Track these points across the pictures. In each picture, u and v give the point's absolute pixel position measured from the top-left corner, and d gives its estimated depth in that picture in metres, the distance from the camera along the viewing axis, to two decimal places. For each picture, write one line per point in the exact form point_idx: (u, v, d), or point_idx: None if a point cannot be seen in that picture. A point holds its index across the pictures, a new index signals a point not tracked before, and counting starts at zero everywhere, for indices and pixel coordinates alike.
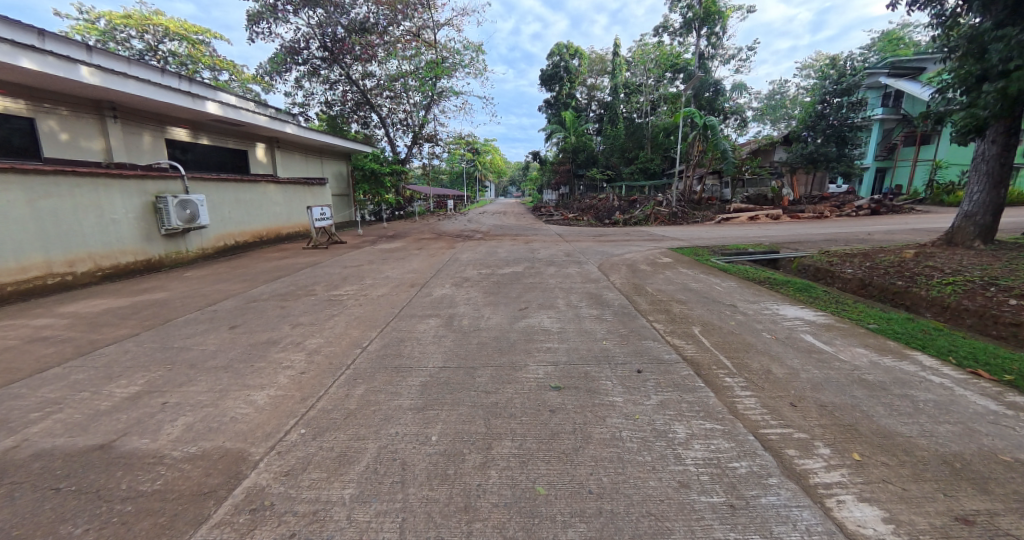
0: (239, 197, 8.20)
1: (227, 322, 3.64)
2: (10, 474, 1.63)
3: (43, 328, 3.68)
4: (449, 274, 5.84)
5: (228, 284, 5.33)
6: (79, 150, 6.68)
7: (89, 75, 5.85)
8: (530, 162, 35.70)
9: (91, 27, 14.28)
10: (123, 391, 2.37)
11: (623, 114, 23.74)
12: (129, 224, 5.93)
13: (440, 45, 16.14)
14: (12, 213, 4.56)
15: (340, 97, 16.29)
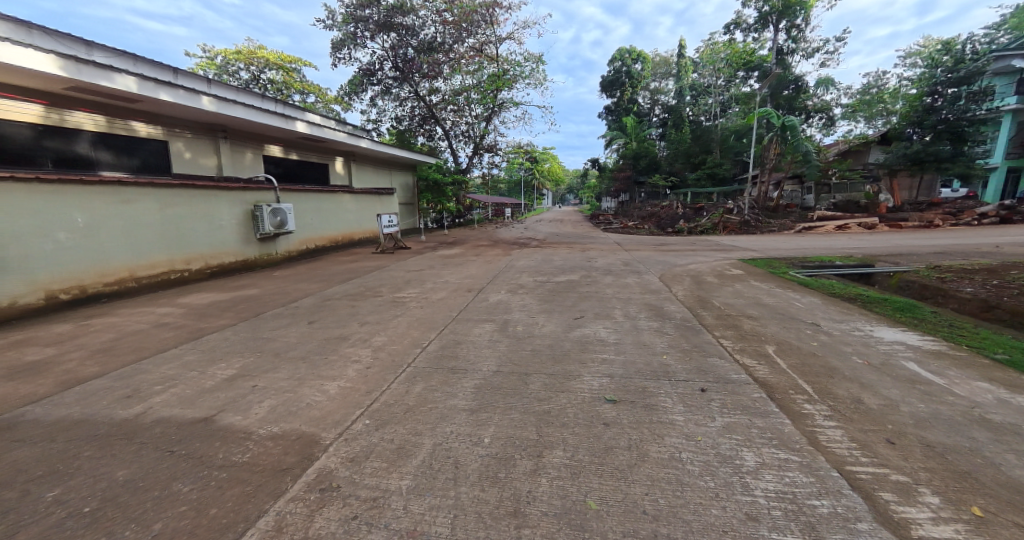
0: (319, 206, 9.04)
1: (306, 318, 4.04)
2: (138, 436, 1.96)
3: (165, 315, 4.36)
4: (505, 280, 5.94)
5: (307, 283, 5.89)
6: (197, 167, 7.85)
7: (208, 103, 6.85)
8: (588, 170, 35.35)
9: (210, 63, 16.81)
10: (222, 373, 2.72)
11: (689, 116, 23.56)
12: (231, 230, 6.80)
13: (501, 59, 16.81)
14: (146, 220, 5.49)
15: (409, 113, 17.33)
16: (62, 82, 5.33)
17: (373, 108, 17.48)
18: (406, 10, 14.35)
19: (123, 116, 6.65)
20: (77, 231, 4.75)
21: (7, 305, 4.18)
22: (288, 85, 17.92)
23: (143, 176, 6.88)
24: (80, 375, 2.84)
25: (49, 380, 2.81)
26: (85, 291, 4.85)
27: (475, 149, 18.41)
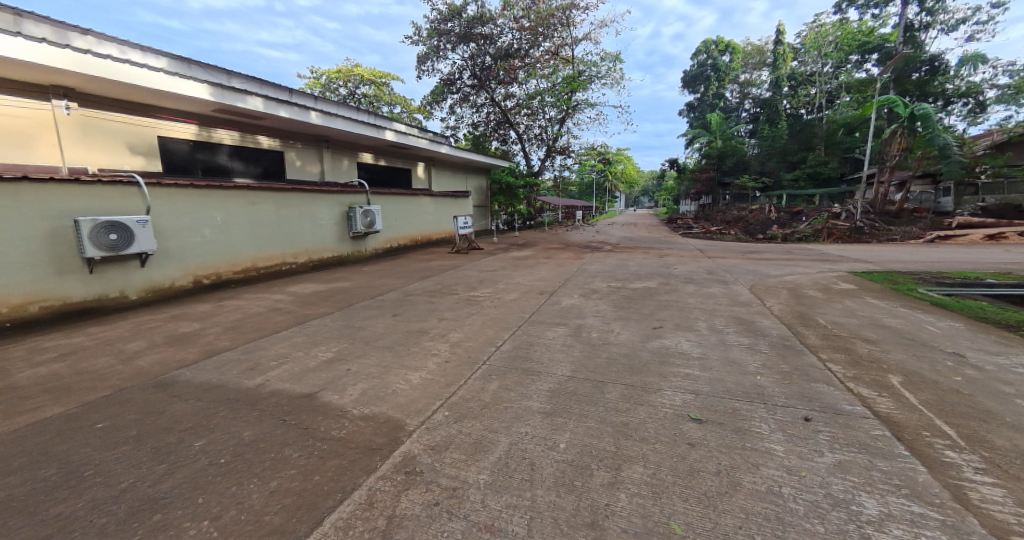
0: (403, 208, 9.75)
1: (391, 310, 4.37)
2: (258, 405, 2.28)
3: (279, 301, 5.04)
4: (578, 284, 5.84)
5: (392, 279, 6.37)
6: (305, 173, 8.97)
7: (316, 118, 7.79)
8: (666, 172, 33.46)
9: (317, 82, 19.09)
10: (323, 355, 3.07)
11: (785, 109, 21.24)
12: (330, 228, 7.63)
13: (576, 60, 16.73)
14: (266, 218, 6.42)
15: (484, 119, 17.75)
16: (210, 104, 6.44)
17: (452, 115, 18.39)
18: (486, 20, 14.93)
19: (251, 131, 7.85)
20: (217, 227, 5.73)
21: (167, 285, 5.21)
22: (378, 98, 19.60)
23: (264, 181, 8.03)
24: (217, 347, 3.41)
25: (195, 349, 3.41)
26: (220, 277, 5.83)
27: (548, 152, 18.45)
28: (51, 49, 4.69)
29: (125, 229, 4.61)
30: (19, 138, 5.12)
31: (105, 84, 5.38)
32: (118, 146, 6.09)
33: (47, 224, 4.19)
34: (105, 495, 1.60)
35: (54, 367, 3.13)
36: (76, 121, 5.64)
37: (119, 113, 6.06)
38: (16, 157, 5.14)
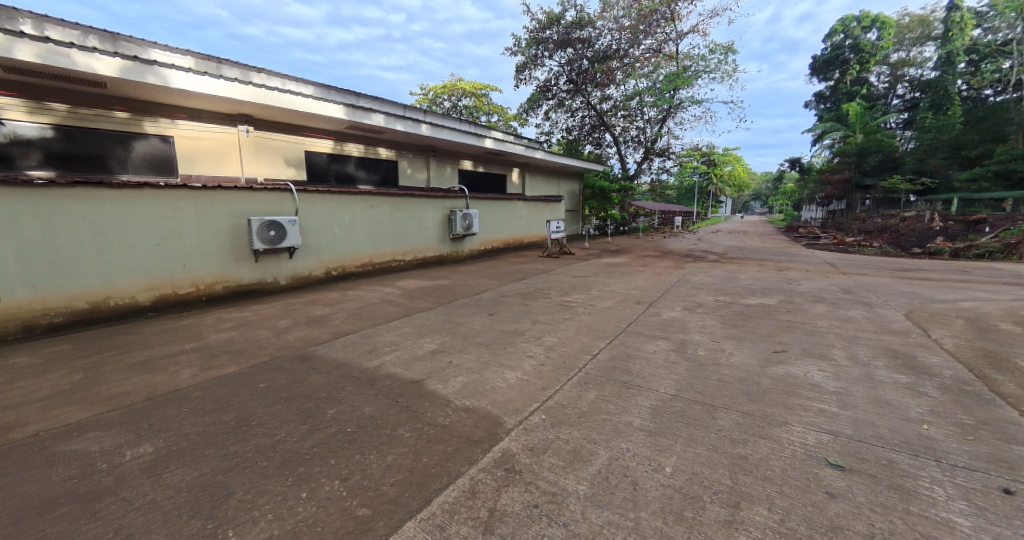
0: (499, 212, 10.13)
1: (488, 310, 4.56)
2: (376, 385, 2.58)
3: (391, 294, 5.64)
4: (679, 296, 5.40)
5: (488, 279, 6.65)
6: (414, 180, 9.89)
7: (426, 129, 8.55)
8: (785, 173, 29.30)
9: (425, 98, 21.00)
10: (428, 346, 3.34)
11: (958, 90, 17.21)
12: (434, 230, 8.29)
13: (680, 55, 15.63)
14: (382, 220, 7.22)
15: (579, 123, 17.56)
16: (344, 122, 7.50)
17: (547, 121, 18.57)
18: (584, 24, 14.79)
19: (373, 144, 8.93)
20: (344, 227, 6.64)
21: (306, 275, 6.20)
22: (478, 108, 20.69)
23: (381, 187, 9.07)
24: (343, 330, 3.94)
25: (327, 330, 4.00)
26: (345, 270, 6.74)
27: (645, 154, 17.53)
28: (238, 85, 5.94)
29: (281, 227, 5.62)
30: (217, 153, 6.72)
31: (272, 109, 6.63)
32: (278, 160, 7.45)
33: (230, 221, 5.32)
34: (267, 443, 1.96)
35: (231, 334, 3.95)
36: (253, 141, 7.10)
37: (280, 133, 7.42)
38: (213, 169, 6.69)
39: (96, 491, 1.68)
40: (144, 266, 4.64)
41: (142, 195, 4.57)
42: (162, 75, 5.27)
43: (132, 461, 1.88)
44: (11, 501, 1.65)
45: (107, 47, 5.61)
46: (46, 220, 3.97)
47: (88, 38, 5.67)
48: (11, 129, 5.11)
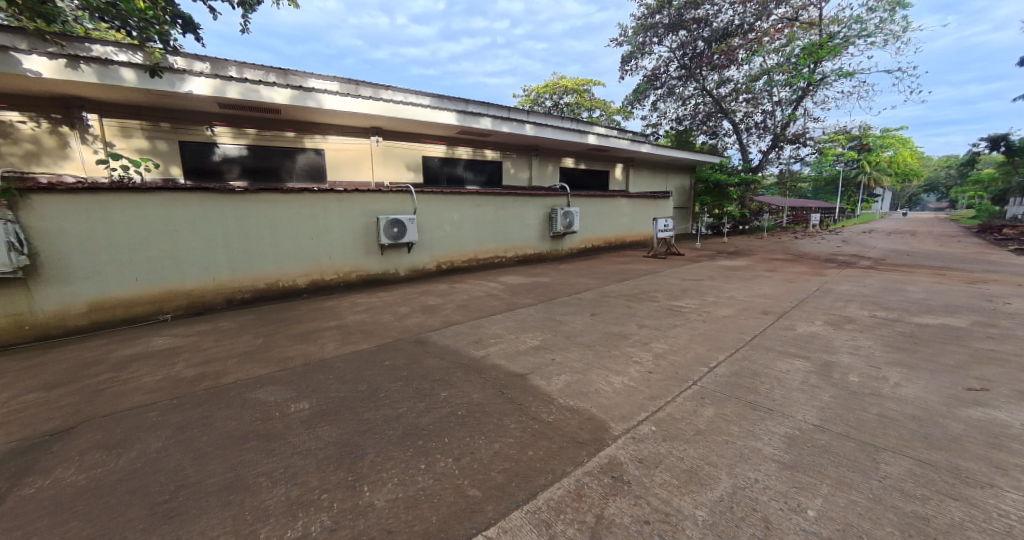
0: (601, 210, 9.82)
1: (590, 310, 4.45)
2: (483, 374, 2.72)
3: (495, 289, 5.91)
4: (820, 307, 4.56)
5: (589, 278, 6.51)
6: (517, 179, 10.19)
7: (530, 129, 8.73)
8: (982, 155, 22.59)
9: (527, 99, 21.40)
10: (531, 341, 3.41)
11: None
12: (535, 228, 8.43)
13: (825, 21, 13.14)
14: (487, 218, 7.60)
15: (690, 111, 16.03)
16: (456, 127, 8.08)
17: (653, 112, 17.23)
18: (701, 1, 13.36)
19: (481, 147, 9.44)
20: (454, 224, 7.17)
21: (422, 267, 6.87)
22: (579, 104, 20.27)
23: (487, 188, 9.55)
24: (453, 320, 4.26)
25: (439, 318, 4.37)
26: (454, 264, 7.28)
27: (773, 142, 15.23)
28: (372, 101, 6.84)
29: (402, 224, 6.32)
30: (354, 161, 7.86)
31: (398, 120, 7.48)
32: (401, 165, 8.37)
33: (364, 219, 6.16)
34: (392, 415, 2.22)
35: (363, 316, 4.59)
36: (382, 151, 8.10)
37: (403, 142, 8.32)
38: (351, 175, 7.84)
39: (272, 433, 2.11)
40: (301, 257, 5.67)
41: (302, 197, 5.58)
42: (318, 99, 6.36)
43: (295, 414, 2.32)
44: (222, 431, 2.18)
45: (280, 81, 6.95)
46: (241, 218, 5.16)
47: (266, 75, 7.09)
48: (222, 149, 6.73)
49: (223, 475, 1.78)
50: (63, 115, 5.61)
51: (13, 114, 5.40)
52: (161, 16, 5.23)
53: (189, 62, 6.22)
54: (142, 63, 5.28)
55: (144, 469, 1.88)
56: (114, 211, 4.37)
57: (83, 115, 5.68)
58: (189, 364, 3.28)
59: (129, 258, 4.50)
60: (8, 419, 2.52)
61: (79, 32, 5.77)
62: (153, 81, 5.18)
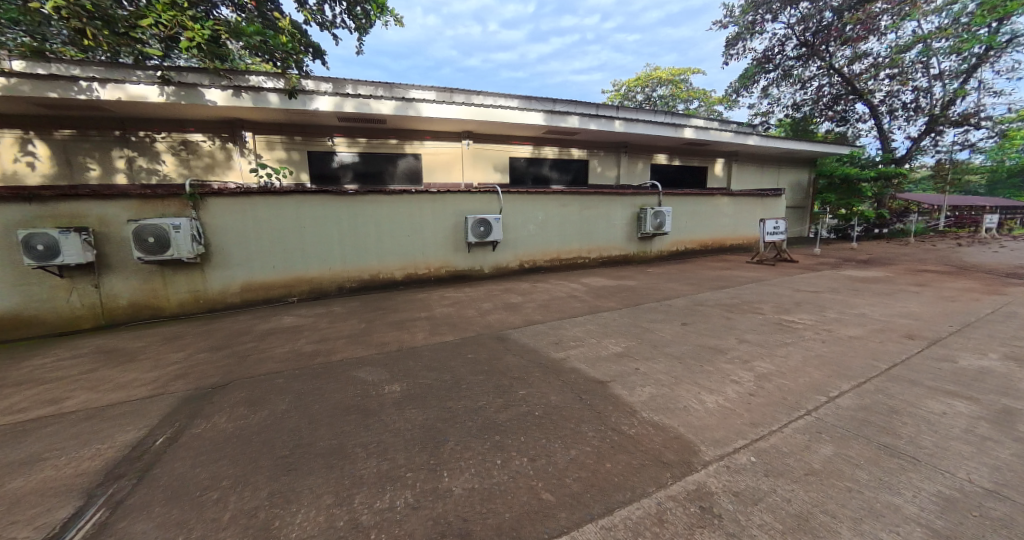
0: (698, 210, 9.00)
1: (680, 318, 4.12)
2: (562, 377, 2.69)
3: (577, 290, 5.81)
4: (994, 335, 3.59)
5: (680, 284, 6.04)
6: (604, 178, 9.88)
7: (619, 126, 8.40)
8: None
9: (617, 94, 20.62)
10: (613, 348, 3.28)
11: None
12: (622, 228, 8.07)
13: None
14: (571, 218, 7.50)
15: (811, 96, 13.90)
16: (543, 127, 8.12)
17: (764, 99, 15.30)
18: None
19: (567, 146, 9.35)
20: (538, 224, 7.22)
21: (505, 266, 7.06)
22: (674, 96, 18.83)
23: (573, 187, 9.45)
24: (534, 319, 4.30)
25: (520, 316, 4.44)
26: (536, 263, 7.34)
27: (928, 126, 12.46)
28: (465, 107, 7.20)
29: (489, 224, 6.55)
30: (447, 164, 8.37)
31: (488, 124, 7.77)
32: (489, 166, 8.69)
33: (454, 218, 6.53)
34: (473, 407, 2.32)
35: (450, 310, 4.87)
36: (473, 153, 8.50)
37: (493, 144, 8.63)
38: (444, 177, 8.37)
39: (369, 410, 2.35)
40: (399, 252, 6.22)
41: (402, 198, 6.12)
42: (417, 108, 6.90)
43: (389, 395, 2.55)
44: (330, 402, 2.49)
45: (386, 94, 7.69)
46: (352, 217, 5.85)
47: (375, 90, 7.92)
48: (339, 157, 7.70)
49: (329, 440, 2.04)
50: (229, 134, 6.96)
51: (198, 135, 6.87)
52: (297, 46, 6.16)
53: (317, 84, 7.24)
54: (283, 88, 6.28)
55: (271, 426, 2.24)
56: (259, 210, 5.33)
57: (242, 133, 6.94)
58: (308, 341, 3.82)
59: (268, 249, 5.43)
60: (185, 371, 3.22)
61: (242, 67, 7.10)
62: (290, 101, 6.13)
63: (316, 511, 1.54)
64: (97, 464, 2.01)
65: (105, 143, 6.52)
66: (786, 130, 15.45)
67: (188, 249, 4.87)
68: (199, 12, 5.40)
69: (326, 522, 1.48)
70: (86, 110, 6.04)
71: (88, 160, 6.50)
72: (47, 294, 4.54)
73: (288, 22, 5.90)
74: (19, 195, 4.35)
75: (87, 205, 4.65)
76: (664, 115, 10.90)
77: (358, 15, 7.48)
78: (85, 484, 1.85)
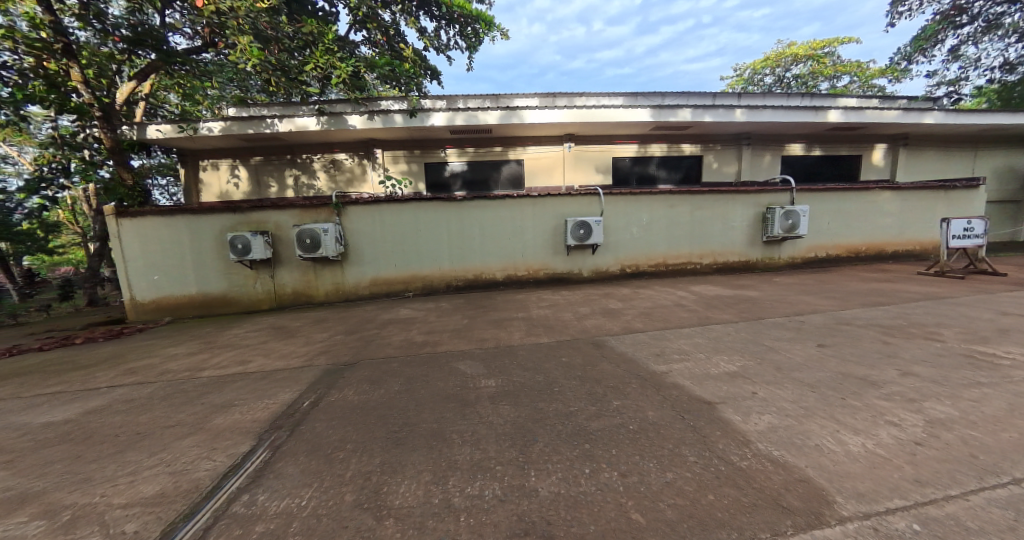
0: (849, 208, 7.37)
1: (816, 339, 3.47)
2: (662, 392, 2.51)
3: (685, 299, 5.34)
4: None
5: (818, 298, 5.09)
6: (721, 175, 8.89)
7: (740, 115, 7.49)
8: None
9: (741, 79, 18.36)
10: (725, 366, 2.93)
11: None
12: (742, 230, 7.15)
13: None
14: (680, 219, 6.92)
15: None
16: (650, 124, 7.67)
17: (953, 64, 12.00)
18: None
19: (678, 141, 8.67)
20: (642, 226, 6.84)
21: (605, 270, 6.85)
22: (815, 74, 15.96)
23: (683, 186, 8.71)
24: (634, 327, 4.08)
25: (618, 323, 4.27)
26: (638, 268, 6.96)
27: None
28: (568, 109, 7.21)
29: (589, 227, 6.44)
30: (548, 168, 8.50)
31: (591, 125, 7.65)
32: (590, 168, 8.54)
33: (554, 221, 6.59)
34: (564, 412, 2.31)
35: (547, 312, 4.92)
36: (574, 155, 8.45)
37: (595, 145, 8.46)
38: (545, 181, 8.51)
39: (467, 401, 2.51)
40: (501, 255, 6.51)
41: (504, 203, 6.40)
42: (520, 115, 7.14)
43: (485, 389, 2.70)
44: (434, 389, 2.74)
45: (493, 104, 8.14)
46: (461, 221, 6.31)
47: (483, 102, 8.45)
48: (451, 167, 8.40)
49: (432, 423, 2.24)
50: (364, 152, 8.13)
51: (342, 154, 8.18)
52: (418, 70, 6.94)
53: (434, 102, 8.02)
54: (406, 108, 7.12)
55: (387, 403, 2.56)
56: (385, 216, 6.12)
57: (374, 151, 8.03)
58: (420, 332, 4.26)
59: (391, 250, 6.20)
60: (326, 349, 3.88)
61: (375, 94, 8.26)
62: (412, 120, 6.92)
63: (418, 485, 1.71)
64: (265, 414, 2.55)
65: (281, 165, 8.21)
66: (989, 100, 11.85)
67: (334, 249, 5.84)
68: (345, 53, 6.48)
69: (424, 496, 1.63)
70: (270, 141, 7.70)
71: (269, 179, 8.26)
72: (242, 282, 5.96)
73: (411, 51, 6.66)
74: (227, 208, 5.75)
75: (268, 214, 5.92)
76: (800, 97, 9.37)
77: (469, 35, 8.06)
78: (256, 428, 2.36)
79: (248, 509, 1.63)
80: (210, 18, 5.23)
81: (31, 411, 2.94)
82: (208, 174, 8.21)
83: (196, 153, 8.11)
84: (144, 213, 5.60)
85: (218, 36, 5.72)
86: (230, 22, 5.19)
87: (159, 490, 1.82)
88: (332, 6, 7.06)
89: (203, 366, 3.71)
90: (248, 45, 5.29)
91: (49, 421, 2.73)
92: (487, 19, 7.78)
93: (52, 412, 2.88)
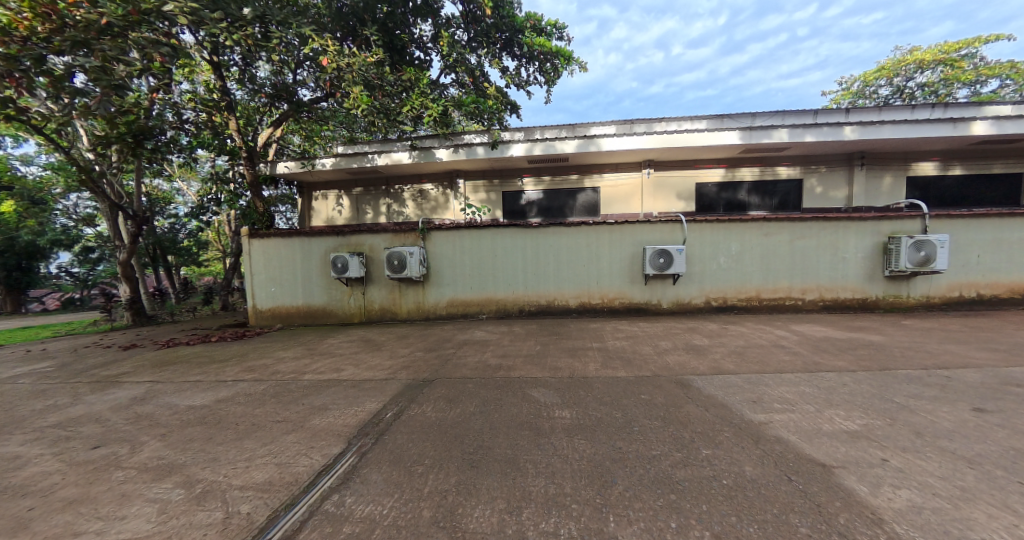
0: (1009, 239, 5.98)
1: (971, 400, 2.80)
2: (763, 445, 2.22)
3: (785, 339, 4.71)
4: None
5: (970, 348, 4.14)
6: (828, 200, 7.89)
7: (850, 133, 6.69)
8: None
9: (849, 93, 16.38)
10: (843, 423, 2.49)
11: None
12: (857, 263, 6.19)
13: None
14: (778, 249, 6.23)
15: None
16: (741, 147, 7.15)
17: None
18: None
19: (773, 164, 7.94)
20: (731, 256, 6.29)
21: (688, 301, 6.38)
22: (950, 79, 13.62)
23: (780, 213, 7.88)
24: (723, 368, 3.69)
25: (705, 362, 3.89)
26: (727, 301, 6.36)
27: None
28: (648, 136, 7.06)
29: (669, 255, 6.08)
30: (626, 195, 8.31)
31: (673, 151, 7.37)
32: (672, 194, 8.17)
33: (632, 249, 6.36)
34: (644, 454, 2.14)
35: (623, 344, 4.69)
36: (654, 181, 8.18)
37: (677, 170, 8.12)
38: (622, 208, 8.32)
39: (542, 430, 2.47)
40: (576, 281, 6.43)
41: (579, 229, 6.37)
42: (598, 143, 7.18)
43: (559, 419, 2.63)
44: (507, 414, 2.74)
45: (571, 134, 8.30)
46: (536, 247, 6.41)
47: (560, 132, 8.65)
48: (527, 195, 8.65)
49: (505, 449, 2.23)
50: (448, 182, 8.75)
51: (429, 184, 8.90)
52: (500, 106, 7.41)
53: (513, 134, 8.41)
54: (488, 141, 7.60)
55: (462, 423, 2.62)
56: (465, 240, 6.46)
57: (457, 181, 8.63)
58: (494, 355, 4.33)
59: (469, 273, 6.49)
60: (407, 364, 4.13)
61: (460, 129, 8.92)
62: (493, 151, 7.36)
63: (492, 511, 1.69)
64: (354, 421, 2.76)
65: (377, 194, 9.19)
66: None
67: (418, 270, 6.29)
68: (436, 94, 7.17)
69: (498, 524, 1.60)
70: (370, 174, 8.71)
71: (366, 207, 9.27)
72: (340, 297, 6.67)
73: (494, 88, 7.10)
74: (332, 232, 6.54)
75: (365, 237, 6.60)
76: (932, 109, 8.04)
77: (548, 70, 8.31)
78: (347, 433, 2.57)
79: (338, 509, 1.76)
80: (331, 72, 6.05)
81: (180, 394, 3.56)
82: (319, 203, 9.51)
83: (311, 185, 9.46)
84: (269, 235, 6.64)
85: (336, 89, 6.71)
86: (347, 75, 6.01)
87: (268, 478, 2.05)
88: (427, 54, 7.91)
89: (305, 369, 4.17)
90: (360, 93, 6.11)
91: (191, 404, 3.27)
92: (566, 54, 8.07)
93: (193, 397, 3.45)
